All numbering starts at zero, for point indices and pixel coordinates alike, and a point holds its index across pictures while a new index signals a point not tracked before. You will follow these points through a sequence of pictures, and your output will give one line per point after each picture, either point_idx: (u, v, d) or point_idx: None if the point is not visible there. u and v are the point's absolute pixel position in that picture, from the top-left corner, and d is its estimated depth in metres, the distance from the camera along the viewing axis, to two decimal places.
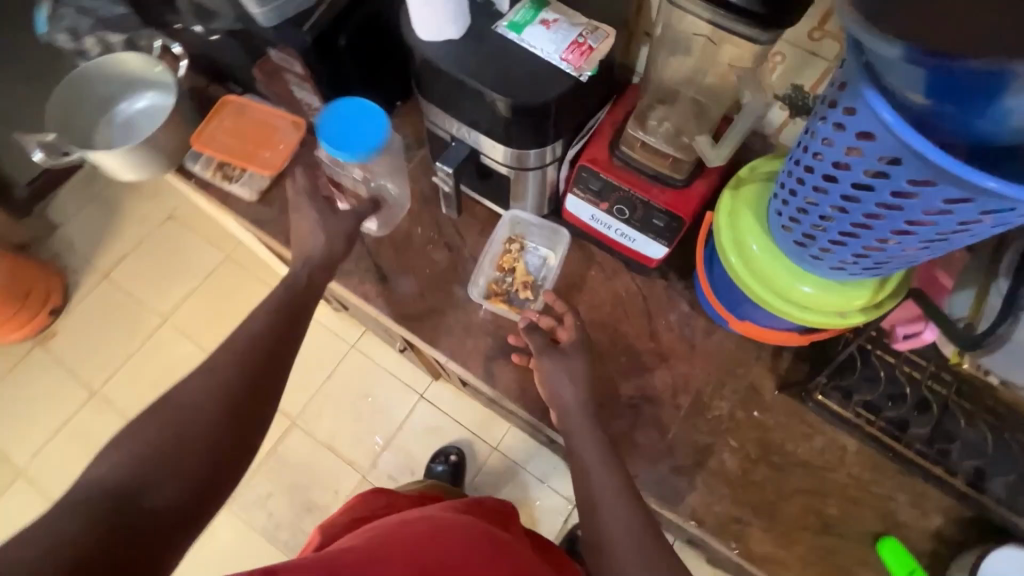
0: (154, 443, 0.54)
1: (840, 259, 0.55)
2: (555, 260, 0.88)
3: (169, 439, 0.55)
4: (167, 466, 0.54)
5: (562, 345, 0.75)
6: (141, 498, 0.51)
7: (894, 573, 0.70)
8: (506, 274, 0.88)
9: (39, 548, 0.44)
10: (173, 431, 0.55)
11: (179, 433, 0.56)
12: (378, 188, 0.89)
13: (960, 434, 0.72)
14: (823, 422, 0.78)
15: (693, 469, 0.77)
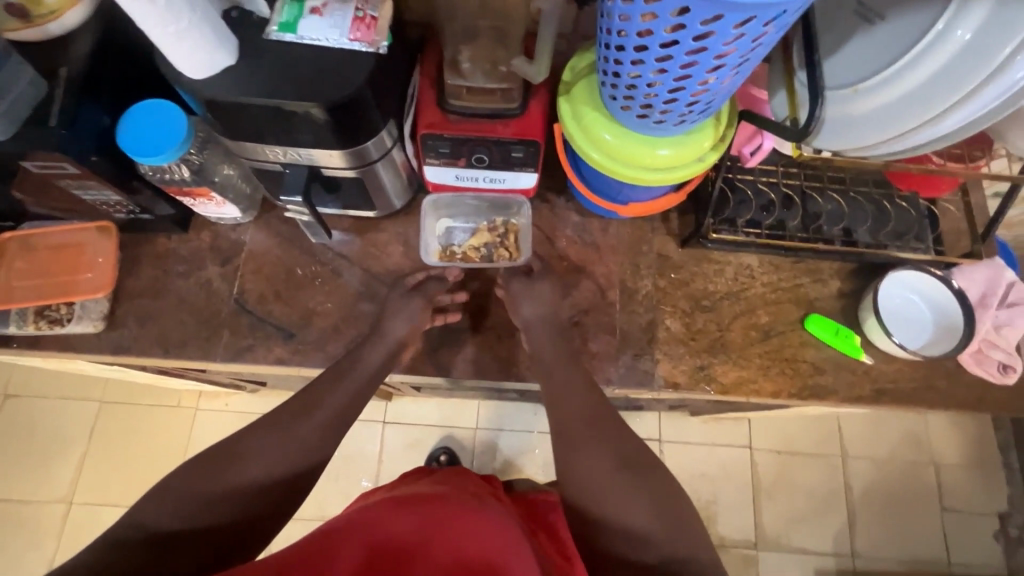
0: (195, 496, 0.58)
1: (679, 112, 0.60)
2: (455, 215, 0.90)
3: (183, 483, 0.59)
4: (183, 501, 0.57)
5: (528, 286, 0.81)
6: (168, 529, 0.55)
7: (824, 337, 0.84)
8: (487, 245, 0.87)
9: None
10: (211, 485, 0.59)
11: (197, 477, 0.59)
12: (224, 179, 0.79)
13: (822, 209, 0.86)
14: (724, 254, 0.88)
15: (650, 346, 0.84)
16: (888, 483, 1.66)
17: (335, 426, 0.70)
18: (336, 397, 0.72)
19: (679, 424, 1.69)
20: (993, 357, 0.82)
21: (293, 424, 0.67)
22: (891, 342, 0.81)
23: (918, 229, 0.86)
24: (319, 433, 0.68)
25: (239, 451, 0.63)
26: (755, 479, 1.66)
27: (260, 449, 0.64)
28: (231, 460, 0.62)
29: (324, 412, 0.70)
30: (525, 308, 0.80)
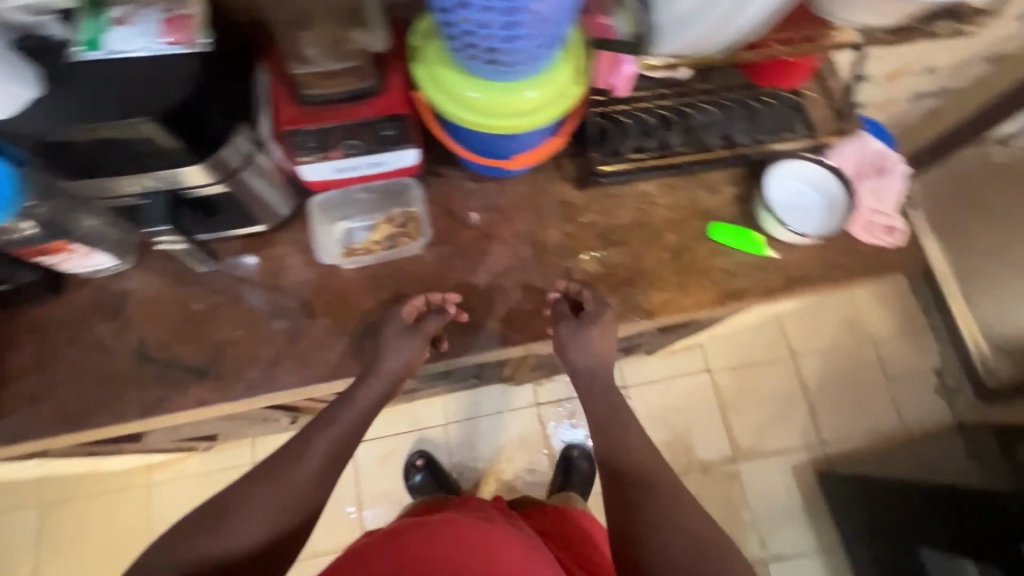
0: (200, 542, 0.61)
1: (526, 50, 0.60)
2: (350, 214, 0.87)
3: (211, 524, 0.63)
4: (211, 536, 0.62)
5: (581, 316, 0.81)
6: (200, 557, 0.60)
7: (725, 241, 0.88)
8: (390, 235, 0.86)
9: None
10: (215, 539, 0.62)
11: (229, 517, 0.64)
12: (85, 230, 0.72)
13: (700, 121, 0.88)
14: (620, 186, 0.90)
15: (572, 292, 0.85)
16: (836, 369, 1.80)
17: (335, 459, 0.71)
18: (330, 435, 0.72)
19: (641, 366, 1.75)
20: (879, 223, 0.89)
21: (284, 469, 0.68)
22: (785, 229, 0.86)
23: (793, 119, 0.90)
24: (321, 470, 0.70)
25: (240, 499, 0.65)
26: (720, 398, 1.75)
27: (262, 495, 0.66)
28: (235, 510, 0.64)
29: (320, 451, 0.71)
30: (561, 328, 0.80)
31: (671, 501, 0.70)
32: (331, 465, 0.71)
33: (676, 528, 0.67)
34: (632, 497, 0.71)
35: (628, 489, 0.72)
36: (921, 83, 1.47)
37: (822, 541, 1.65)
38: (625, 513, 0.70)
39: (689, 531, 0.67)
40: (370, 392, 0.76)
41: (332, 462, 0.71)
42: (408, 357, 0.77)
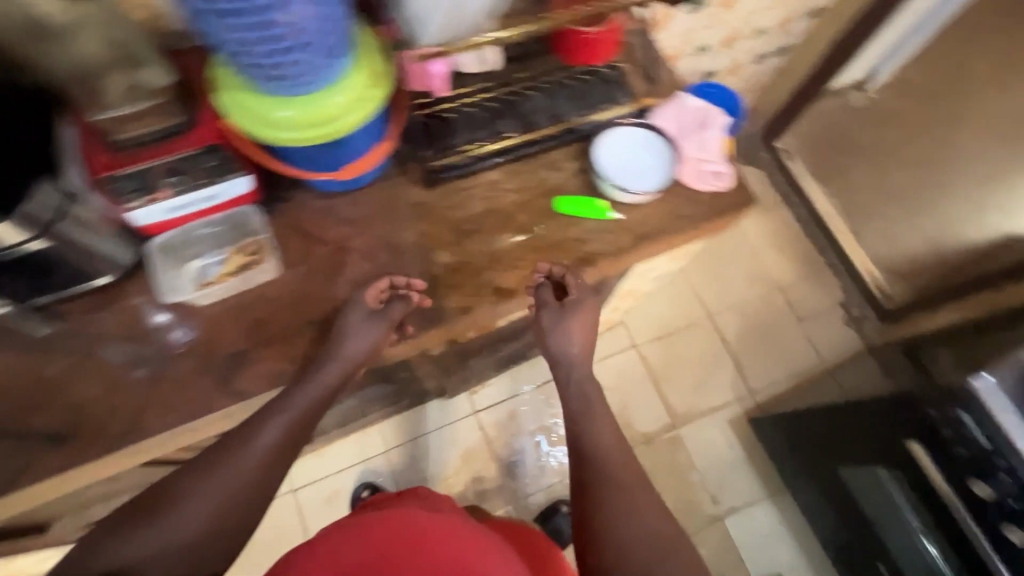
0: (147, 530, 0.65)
1: (312, 54, 0.63)
2: (197, 247, 0.86)
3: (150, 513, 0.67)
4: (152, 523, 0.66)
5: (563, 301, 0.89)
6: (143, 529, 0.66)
7: (572, 212, 0.93)
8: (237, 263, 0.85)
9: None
10: (162, 529, 0.66)
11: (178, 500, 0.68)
12: None
13: (523, 105, 0.95)
14: (465, 179, 0.94)
15: (434, 285, 0.88)
16: (750, 322, 1.90)
17: (286, 448, 0.75)
18: (281, 422, 0.76)
19: None
20: (706, 169, 0.96)
21: (230, 455, 0.72)
22: (618, 189, 0.92)
23: (612, 91, 0.97)
24: (274, 459, 0.74)
25: (194, 487, 0.69)
26: (651, 369, 1.81)
27: (214, 484, 0.70)
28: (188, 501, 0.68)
29: (270, 438, 0.74)
30: (544, 314, 0.89)
31: (621, 497, 0.78)
32: (281, 450, 0.75)
33: (630, 528, 0.75)
34: (597, 491, 0.79)
35: (584, 488, 0.80)
36: (758, 46, 1.61)
37: (770, 486, 1.71)
38: (588, 510, 0.79)
39: (644, 535, 0.75)
40: (322, 379, 0.79)
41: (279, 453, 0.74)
42: (369, 338, 0.82)
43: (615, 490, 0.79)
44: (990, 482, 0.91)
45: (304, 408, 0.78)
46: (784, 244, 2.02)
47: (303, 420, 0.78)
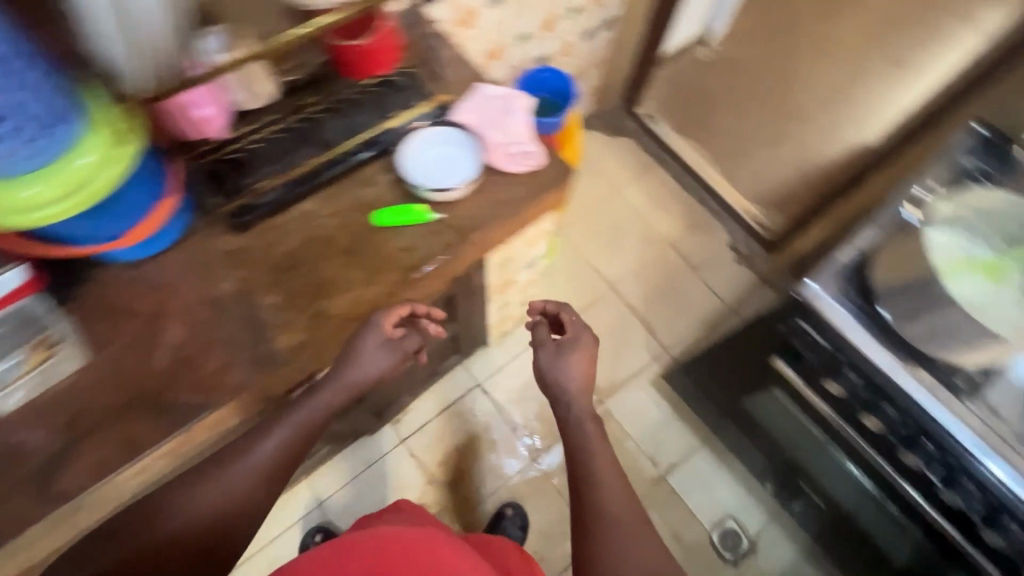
0: (118, 541, 0.67)
1: (20, 117, 0.60)
2: None
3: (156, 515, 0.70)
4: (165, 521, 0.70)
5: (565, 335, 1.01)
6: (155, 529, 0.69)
7: (389, 223, 0.92)
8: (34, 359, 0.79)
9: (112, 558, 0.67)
10: (177, 519, 0.70)
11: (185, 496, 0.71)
12: None
13: (315, 130, 0.93)
14: (275, 215, 0.91)
15: (262, 330, 0.85)
16: (651, 284, 1.95)
17: (278, 469, 0.76)
18: (280, 436, 0.78)
19: (485, 357, 1.83)
20: (514, 152, 0.97)
21: (233, 463, 0.74)
22: (429, 193, 0.93)
23: (407, 100, 0.98)
24: (263, 476, 0.75)
25: (178, 499, 0.71)
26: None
27: (198, 501, 0.71)
28: (167, 508, 0.70)
29: (263, 457, 0.76)
30: (541, 353, 0.99)
31: (624, 526, 0.79)
32: (279, 464, 0.77)
33: (636, 558, 0.76)
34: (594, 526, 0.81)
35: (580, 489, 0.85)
36: (581, 24, 1.67)
37: (704, 436, 1.75)
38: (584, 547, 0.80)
39: (648, 564, 0.76)
40: (321, 400, 0.81)
41: (270, 473, 0.75)
42: (380, 366, 0.84)
43: (615, 516, 0.80)
44: (842, 377, 0.97)
45: (306, 424, 0.80)
46: (667, 202, 2.09)
47: (299, 440, 0.79)
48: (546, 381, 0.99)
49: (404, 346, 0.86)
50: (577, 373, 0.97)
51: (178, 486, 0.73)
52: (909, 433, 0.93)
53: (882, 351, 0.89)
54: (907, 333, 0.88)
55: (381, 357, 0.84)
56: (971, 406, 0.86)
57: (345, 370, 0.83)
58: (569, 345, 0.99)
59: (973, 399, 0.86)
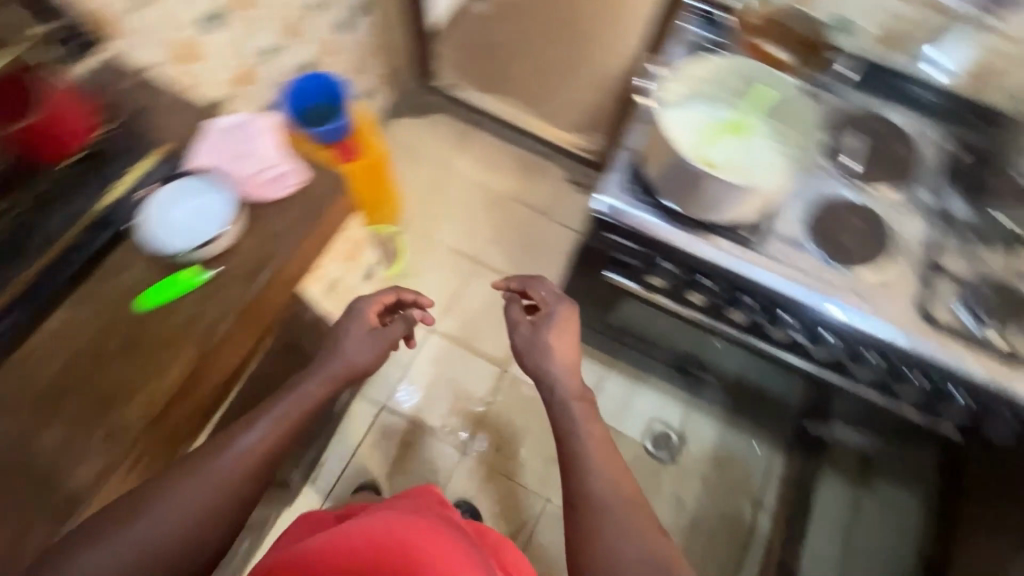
0: (104, 544, 0.68)
1: None
2: None
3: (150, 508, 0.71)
4: (154, 511, 0.71)
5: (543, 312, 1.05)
6: (144, 518, 0.71)
7: (163, 302, 0.83)
8: None
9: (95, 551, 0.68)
10: (167, 510, 0.72)
11: (175, 490, 0.74)
12: None
13: (30, 232, 0.81)
14: (17, 344, 0.78)
15: (54, 473, 0.73)
16: (510, 242, 1.98)
17: (268, 456, 0.81)
18: (263, 427, 0.82)
19: (381, 378, 1.80)
20: (271, 176, 0.92)
21: (217, 456, 0.77)
22: (193, 253, 0.84)
23: (132, 167, 0.88)
24: (255, 463, 0.79)
25: (168, 495, 0.73)
26: (460, 334, 1.86)
27: (190, 494, 0.74)
28: (156, 504, 0.72)
29: (251, 444, 0.80)
30: (520, 336, 1.04)
31: (617, 516, 0.79)
32: (266, 455, 0.81)
33: (630, 549, 0.75)
34: (591, 520, 0.79)
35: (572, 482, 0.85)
36: (331, 17, 1.58)
37: (607, 361, 1.83)
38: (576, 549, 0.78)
39: (642, 552, 0.75)
40: (307, 389, 0.89)
41: (258, 461, 0.79)
42: (363, 353, 0.98)
43: (604, 504, 0.80)
44: (658, 268, 1.04)
45: (288, 414, 0.85)
46: (498, 160, 2.11)
47: (289, 428, 0.85)
48: (533, 366, 1.01)
49: (391, 330, 1.03)
50: (557, 346, 1.00)
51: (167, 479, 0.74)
52: (729, 295, 1.02)
53: (677, 233, 0.96)
54: (692, 211, 0.96)
55: (370, 340, 1.00)
56: (763, 251, 0.96)
57: (332, 361, 0.94)
58: (543, 322, 1.03)
59: (761, 246, 0.96)
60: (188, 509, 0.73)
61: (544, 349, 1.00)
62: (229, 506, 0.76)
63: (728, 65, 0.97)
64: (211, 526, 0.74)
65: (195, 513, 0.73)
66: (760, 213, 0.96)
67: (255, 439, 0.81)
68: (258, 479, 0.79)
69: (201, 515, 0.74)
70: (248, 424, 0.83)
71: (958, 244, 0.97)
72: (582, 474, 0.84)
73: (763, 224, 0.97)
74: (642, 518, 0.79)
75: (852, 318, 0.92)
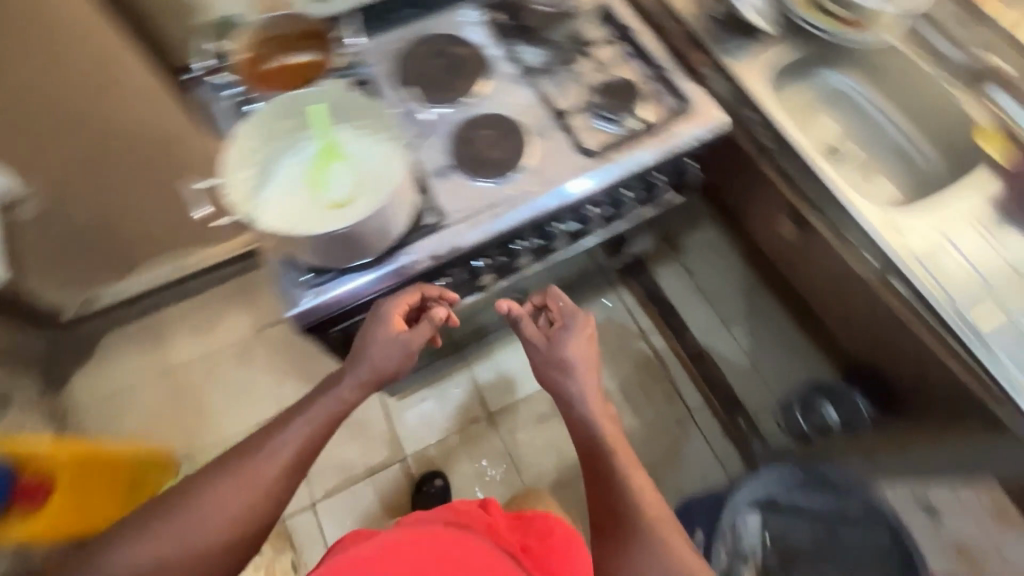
0: (147, 543, 0.73)
1: None
2: None
3: (194, 501, 0.75)
4: (200, 506, 0.75)
5: (560, 321, 0.96)
6: (187, 507, 0.75)
7: None
8: None
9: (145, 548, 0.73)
10: (213, 496, 0.76)
11: (218, 482, 0.77)
12: None
13: None
14: None
15: None
16: (298, 365, 1.75)
17: (301, 455, 0.81)
18: (303, 422, 0.83)
19: None
20: None
21: (266, 444, 0.80)
22: None
23: None
24: (286, 464, 0.79)
25: (208, 494, 0.76)
26: (338, 472, 1.69)
27: (229, 492, 0.76)
28: (199, 506, 0.75)
29: (291, 442, 0.81)
30: (540, 346, 0.94)
31: (655, 535, 0.77)
32: (303, 452, 0.81)
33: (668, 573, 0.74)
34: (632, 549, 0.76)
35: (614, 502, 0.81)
36: None
37: (461, 360, 1.81)
38: None
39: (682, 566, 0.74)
40: (343, 389, 0.86)
41: (295, 456, 0.80)
42: (389, 361, 0.88)
43: (643, 522, 0.78)
44: None
45: (319, 412, 0.84)
46: (211, 316, 1.79)
47: (328, 425, 0.84)
48: (569, 374, 0.91)
49: (414, 339, 0.88)
50: (579, 361, 0.92)
51: (212, 474, 0.78)
52: (465, 272, 1.01)
53: (381, 274, 0.91)
54: (363, 253, 0.89)
55: (395, 348, 0.88)
56: (450, 220, 0.94)
57: (359, 362, 0.86)
58: (559, 333, 0.94)
59: (449, 215, 0.94)
60: (227, 501, 0.76)
61: (568, 368, 0.91)
62: (263, 504, 0.77)
63: (268, 115, 0.86)
64: (252, 516, 0.76)
65: (233, 503, 0.76)
66: (417, 196, 0.93)
67: (292, 440, 0.81)
68: (290, 479, 0.79)
69: (236, 506, 0.76)
70: (297, 413, 0.84)
71: (554, 83, 1.06)
72: (616, 494, 0.81)
73: (428, 199, 0.95)
74: (669, 529, 0.78)
75: (552, 205, 0.96)
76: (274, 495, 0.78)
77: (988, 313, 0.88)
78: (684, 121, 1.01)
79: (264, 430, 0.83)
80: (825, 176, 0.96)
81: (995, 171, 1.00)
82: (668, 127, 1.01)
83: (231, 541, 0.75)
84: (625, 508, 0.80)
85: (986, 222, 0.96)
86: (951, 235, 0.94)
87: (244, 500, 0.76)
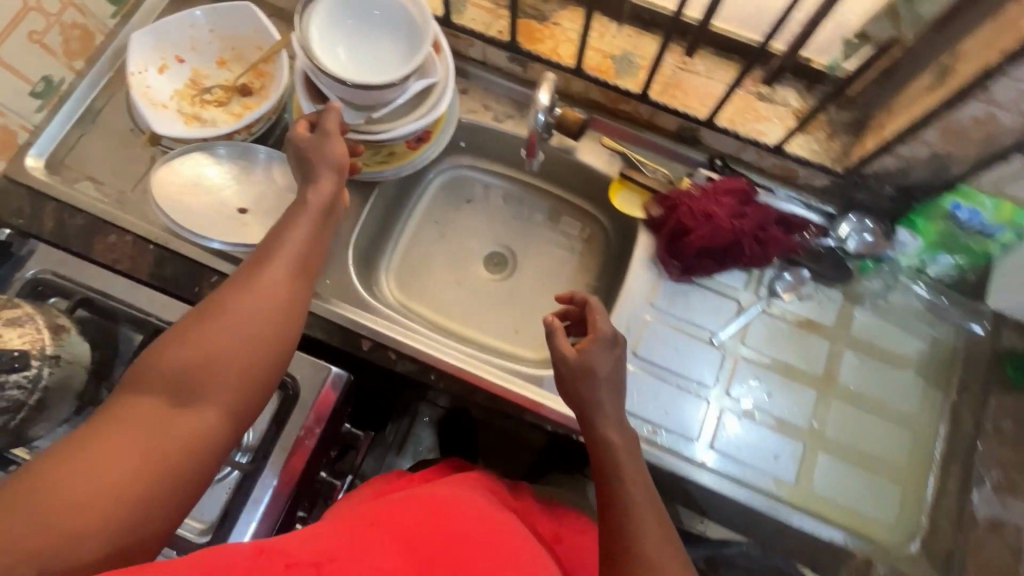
0: (153, 400, 0.51)
1: None
2: None
3: (208, 315, 0.57)
4: (221, 324, 0.56)
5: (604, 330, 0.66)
6: (211, 318, 0.57)
7: None
8: None
9: (159, 378, 0.53)
10: (240, 305, 0.58)
11: (238, 297, 0.59)
12: None
13: None
14: None
15: None
16: None
17: (306, 266, 0.65)
18: (301, 230, 0.66)
19: None
20: None
21: (275, 248, 0.64)
22: None
23: None
24: (297, 273, 0.64)
25: (221, 314, 0.57)
26: None
27: (234, 317, 0.57)
28: (217, 321, 0.56)
29: (289, 251, 0.64)
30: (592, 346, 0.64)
31: None
32: (302, 270, 0.64)
33: None
34: None
35: (623, 533, 0.55)
36: None
37: None
38: None
39: None
40: (320, 186, 0.69)
41: (296, 265, 0.64)
42: (337, 171, 0.70)
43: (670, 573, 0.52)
44: None
45: (313, 223, 0.67)
46: None
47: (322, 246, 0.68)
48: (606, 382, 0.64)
49: (325, 180, 0.69)
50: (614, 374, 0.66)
51: (228, 293, 0.59)
52: None
53: None
54: None
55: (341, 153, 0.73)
56: None
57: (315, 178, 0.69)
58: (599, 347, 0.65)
59: None
60: (246, 324, 0.57)
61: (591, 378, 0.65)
62: (280, 330, 0.59)
63: None
64: (273, 343, 0.59)
65: (250, 328, 0.57)
66: None
67: (302, 245, 0.65)
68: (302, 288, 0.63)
69: (253, 330, 0.57)
70: (294, 220, 0.67)
71: None
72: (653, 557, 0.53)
73: None
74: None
75: None
76: (286, 319, 0.60)
77: (715, 424, 0.76)
78: (295, 413, 0.75)
79: (269, 247, 0.65)
80: (493, 380, 0.77)
81: (644, 229, 0.84)
82: (283, 433, 0.74)
83: (244, 384, 0.56)
84: (621, 516, 0.56)
85: (664, 304, 0.81)
86: (640, 349, 0.79)
87: (262, 321, 0.58)
